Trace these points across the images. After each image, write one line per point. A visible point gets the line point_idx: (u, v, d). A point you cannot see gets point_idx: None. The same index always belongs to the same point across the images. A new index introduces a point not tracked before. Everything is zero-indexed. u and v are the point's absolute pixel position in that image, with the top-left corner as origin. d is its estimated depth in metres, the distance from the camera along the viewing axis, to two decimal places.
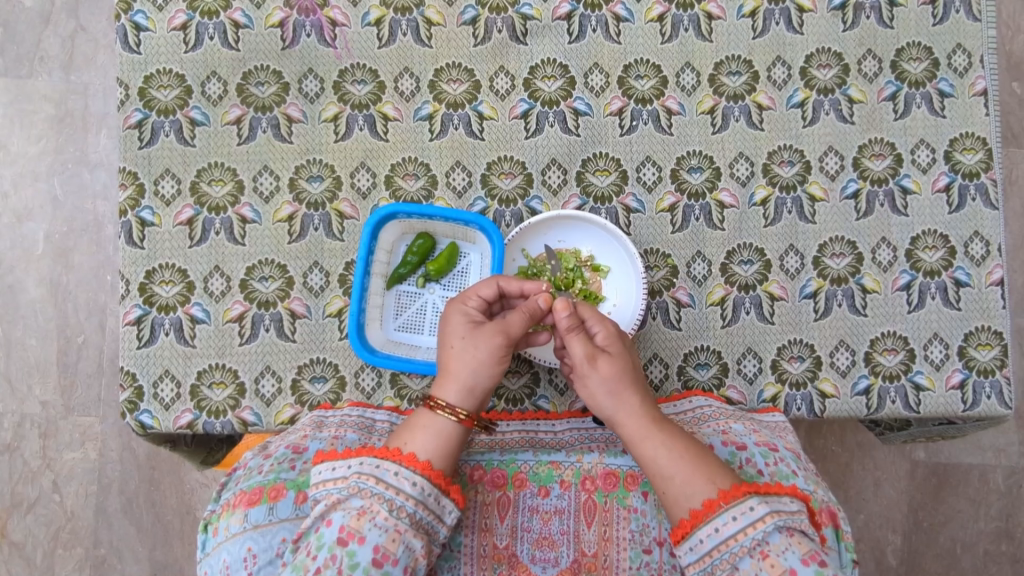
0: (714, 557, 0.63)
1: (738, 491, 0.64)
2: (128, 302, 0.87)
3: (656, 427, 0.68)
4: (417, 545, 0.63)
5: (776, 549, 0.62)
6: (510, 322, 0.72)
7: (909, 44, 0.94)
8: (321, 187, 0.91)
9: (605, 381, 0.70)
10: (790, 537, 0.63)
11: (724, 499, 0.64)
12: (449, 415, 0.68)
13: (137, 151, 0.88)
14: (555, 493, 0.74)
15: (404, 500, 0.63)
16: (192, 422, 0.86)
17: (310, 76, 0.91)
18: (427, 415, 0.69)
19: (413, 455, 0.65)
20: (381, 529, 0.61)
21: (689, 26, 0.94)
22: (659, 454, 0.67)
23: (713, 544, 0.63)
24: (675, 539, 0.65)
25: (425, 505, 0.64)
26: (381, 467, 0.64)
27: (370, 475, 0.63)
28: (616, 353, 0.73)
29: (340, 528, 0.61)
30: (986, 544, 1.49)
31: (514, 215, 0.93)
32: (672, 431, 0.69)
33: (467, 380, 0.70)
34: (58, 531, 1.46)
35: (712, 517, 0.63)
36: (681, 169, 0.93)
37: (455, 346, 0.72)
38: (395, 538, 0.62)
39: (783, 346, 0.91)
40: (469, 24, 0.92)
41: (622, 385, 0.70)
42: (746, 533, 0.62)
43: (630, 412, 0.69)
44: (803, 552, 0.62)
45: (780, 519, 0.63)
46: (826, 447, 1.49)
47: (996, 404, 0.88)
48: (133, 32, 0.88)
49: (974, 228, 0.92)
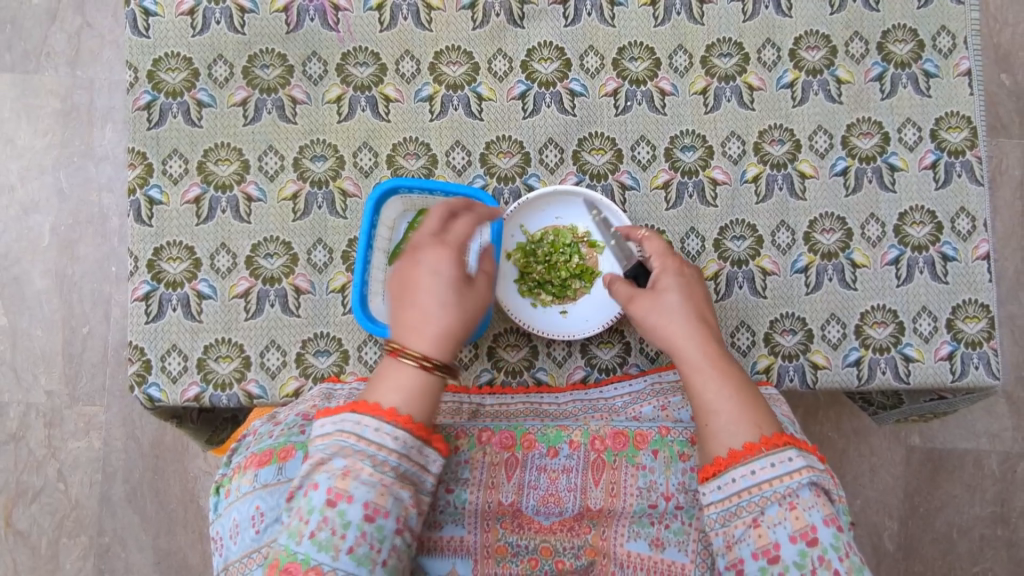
0: (741, 498, 0.66)
1: (780, 440, 0.67)
2: (137, 278, 0.90)
3: (712, 363, 0.73)
4: (406, 496, 0.65)
5: (804, 503, 0.65)
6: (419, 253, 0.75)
7: (895, 26, 0.97)
8: (324, 166, 0.93)
9: (656, 312, 0.77)
10: (817, 496, 0.66)
11: (765, 444, 0.67)
12: (416, 362, 0.69)
13: (146, 132, 0.91)
14: (564, 453, 0.76)
15: (387, 453, 0.65)
16: (199, 395, 0.88)
17: (313, 59, 0.94)
18: (390, 362, 0.70)
19: (394, 409, 0.67)
20: (368, 486, 0.64)
21: (681, 10, 0.97)
22: (709, 388, 0.71)
23: (745, 484, 0.66)
24: (703, 477, 0.68)
25: (410, 457, 0.66)
26: (362, 423, 0.65)
27: (351, 434, 0.65)
28: (671, 287, 0.78)
29: (327, 491, 0.63)
30: (982, 529, 1.51)
31: (512, 192, 0.95)
32: (725, 367, 0.73)
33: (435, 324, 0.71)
34: (63, 519, 1.47)
35: (750, 459, 0.66)
36: (674, 148, 0.95)
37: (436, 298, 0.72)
38: (382, 492, 0.64)
39: (775, 319, 0.93)
40: (468, 9, 0.95)
41: (675, 316, 0.76)
42: (781, 480, 0.65)
43: (687, 343, 0.74)
44: (826, 512, 0.65)
45: (814, 476, 0.66)
46: (822, 433, 1.51)
47: (984, 374, 0.91)
48: (142, 16, 0.91)
49: (959, 205, 0.94)
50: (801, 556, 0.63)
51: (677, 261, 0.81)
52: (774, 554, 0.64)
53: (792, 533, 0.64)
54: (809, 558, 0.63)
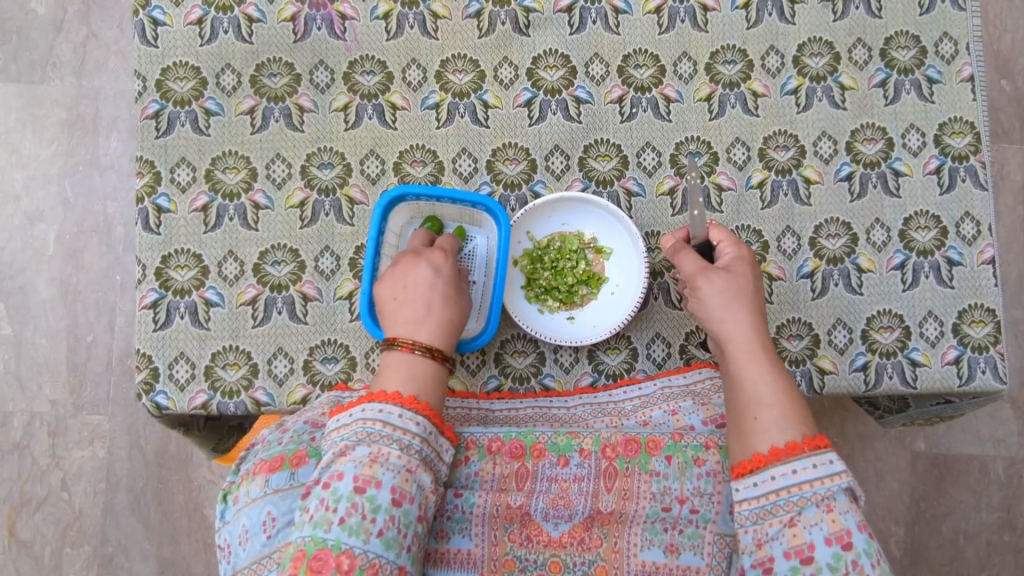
0: (778, 498, 0.66)
1: (822, 442, 0.68)
2: (144, 286, 0.90)
3: (763, 358, 0.74)
4: (427, 482, 0.67)
5: (841, 507, 0.65)
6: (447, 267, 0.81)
7: (898, 33, 0.98)
8: (331, 173, 0.94)
9: (719, 297, 0.77)
10: (850, 501, 0.67)
11: (808, 445, 0.68)
12: (424, 353, 0.74)
13: (154, 141, 0.92)
14: (574, 462, 0.76)
15: (411, 438, 0.68)
16: (207, 403, 0.88)
17: (320, 68, 0.94)
18: (403, 355, 0.74)
19: (413, 397, 0.70)
20: (394, 471, 0.65)
21: (685, 17, 0.97)
22: (764, 380, 0.72)
23: (784, 483, 0.67)
24: (739, 472, 0.69)
25: (429, 442, 0.69)
26: (385, 411, 0.68)
27: (374, 420, 0.68)
28: (740, 275, 0.78)
29: (355, 479, 0.64)
30: (989, 535, 1.50)
31: (519, 199, 0.96)
32: (778, 367, 0.74)
33: (442, 317, 0.78)
34: (66, 529, 1.47)
35: (792, 458, 0.67)
36: (679, 154, 0.96)
37: (427, 289, 0.78)
38: (408, 478, 0.66)
39: (782, 324, 0.94)
40: (474, 17, 0.96)
41: (737, 305, 0.76)
42: (821, 482, 0.66)
43: (741, 336, 0.75)
44: (860, 518, 0.66)
45: (853, 480, 0.67)
46: (828, 439, 1.50)
47: (991, 379, 0.90)
48: (151, 26, 0.92)
49: (964, 209, 0.95)
50: (835, 559, 0.64)
51: (751, 252, 0.82)
52: (807, 554, 0.64)
53: (827, 535, 0.65)
54: (843, 561, 0.64)
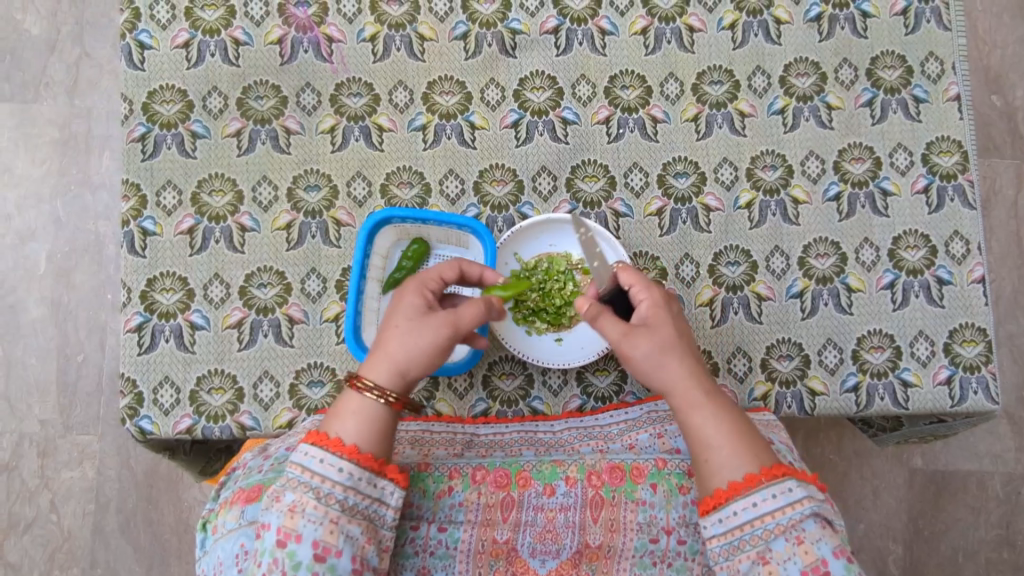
0: (743, 532, 0.65)
1: (780, 470, 0.66)
2: (129, 310, 0.89)
3: (706, 397, 0.70)
4: (357, 533, 0.64)
5: (811, 537, 0.64)
6: (461, 314, 0.71)
7: (884, 53, 0.98)
8: (318, 196, 0.93)
9: (648, 358, 0.72)
10: (822, 527, 0.65)
11: (765, 475, 0.66)
12: (375, 396, 0.69)
13: (140, 164, 0.91)
14: (560, 491, 0.75)
15: (331, 487, 0.64)
16: (191, 428, 0.87)
17: (307, 90, 0.94)
18: (353, 396, 0.69)
19: (355, 447, 0.66)
20: (314, 523, 0.63)
21: (671, 38, 0.98)
22: (708, 423, 0.69)
23: (747, 518, 0.65)
24: (705, 509, 0.67)
25: (357, 490, 0.65)
26: (308, 455, 0.65)
27: (295, 466, 0.65)
28: (664, 324, 0.73)
29: (277, 530, 0.63)
30: (988, 552, 1.48)
31: (506, 220, 0.95)
32: (721, 403, 0.70)
33: (402, 364, 0.70)
34: (55, 551, 1.45)
35: (751, 491, 0.65)
36: (667, 175, 0.96)
37: (400, 327, 0.71)
38: (331, 530, 0.63)
39: (772, 345, 0.93)
40: (460, 39, 0.96)
41: (669, 357, 0.71)
42: (784, 512, 0.64)
43: (680, 381, 0.71)
44: (834, 544, 0.63)
45: (817, 505, 0.65)
46: (823, 456, 1.49)
47: (983, 400, 0.90)
48: (138, 50, 0.92)
49: (953, 228, 0.94)
50: None
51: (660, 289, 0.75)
52: None
53: (803, 568, 0.63)
54: None
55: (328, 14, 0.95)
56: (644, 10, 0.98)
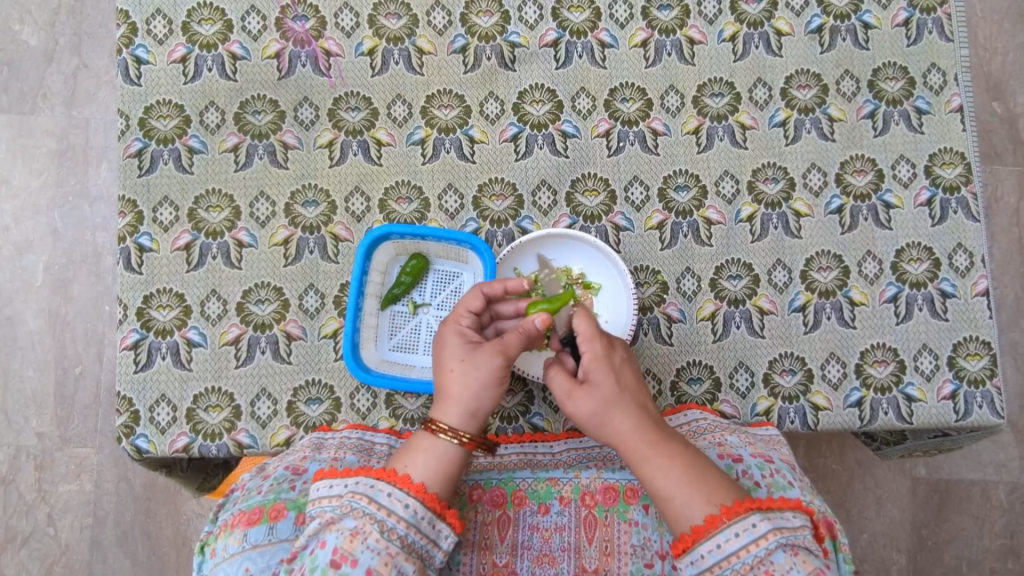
0: (715, 574, 0.64)
1: (741, 507, 0.65)
2: (125, 326, 0.88)
3: (653, 446, 0.69)
4: (409, 570, 0.63)
5: (780, 569, 0.63)
6: (507, 343, 0.72)
7: (885, 64, 0.97)
8: (316, 211, 0.93)
9: (593, 414, 0.72)
10: (794, 556, 0.64)
11: (726, 515, 0.64)
12: (451, 438, 0.69)
13: (137, 179, 0.91)
14: (555, 510, 0.75)
15: (396, 522, 0.64)
16: (188, 446, 0.86)
17: (305, 104, 0.94)
18: (428, 438, 0.69)
19: (422, 485, 0.66)
20: (373, 552, 0.62)
21: (672, 50, 0.97)
22: (655, 474, 0.68)
23: (715, 560, 0.64)
24: (675, 553, 0.66)
25: (418, 528, 0.65)
26: (376, 487, 0.65)
27: (363, 495, 0.65)
28: (606, 376, 0.73)
29: (333, 550, 0.62)
30: (992, 562, 1.47)
31: (506, 235, 0.95)
32: (670, 453, 0.69)
33: (470, 402, 0.71)
34: (52, 565, 1.44)
35: (713, 533, 0.64)
36: (668, 188, 0.95)
37: (454, 367, 0.73)
38: (386, 561, 0.62)
39: (774, 359, 0.92)
40: (459, 52, 0.96)
41: (614, 411, 0.71)
42: (749, 550, 0.63)
43: (624, 435, 0.70)
44: (808, 571, 0.63)
45: (782, 537, 0.64)
46: (826, 465, 1.48)
47: (988, 414, 0.89)
48: (134, 65, 0.91)
49: (957, 240, 0.93)
50: None
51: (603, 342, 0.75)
52: None
53: None
54: None
55: (326, 28, 0.95)
56: (644, 22, 0.97)
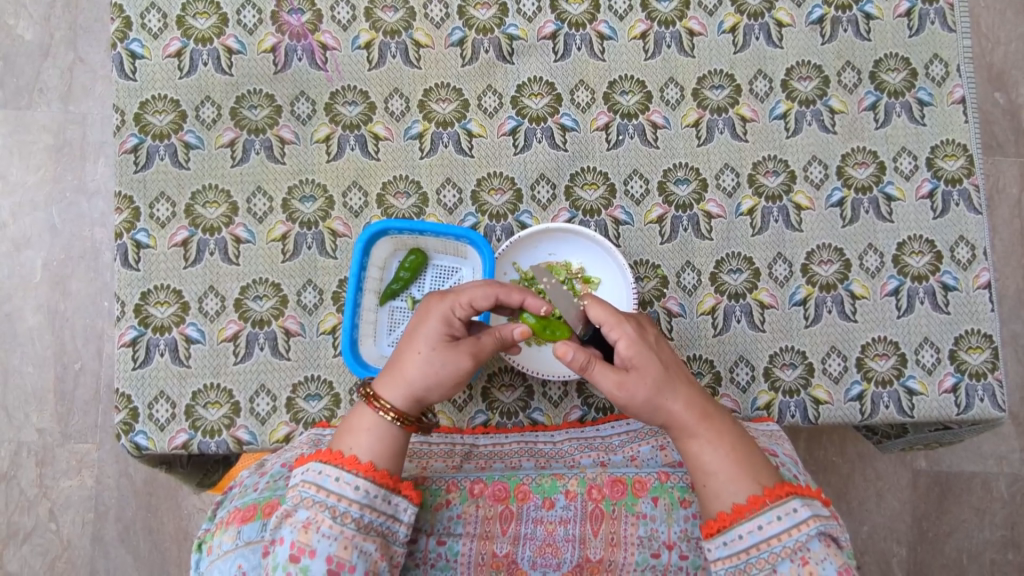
0: (749, 555, 0.65)
1: (782, 490, 0.66)
2: (123, 324, 0.88)
3: (703, 423, 0.69)
4: (371, 549, 0.64)
5: (816, 557, 0.63)
6: (482, 347, 0.71)
7: (887, 55, 0.96)
8: (313, 206, 0.92)
9: (640, 401, 0.70)
10: (827, 547, 0.64)
11: (769, 496, 0.66)
12: (390, 419, 0.69)
13: (132, 175, 0.90)
14: (560, 504, 0.74)
15: (348, 505, 0.65)
16: (187, 443, 0.86)
17: (301, 99, 0.93)
18: (370, 415, 0.70)
19: (370, 464, 0.67)
20: (330, 539, 0.63)
21: (671, 43, 0.96)
22: (705, 451, 0.69)
23: (752, 541, 0.65)
24: (708, 533, 0.66)
25: (372, 507, 0.65)
26: (324, 473, 0.66)
27: (311, 484, 0.65)
28: (650, 360, 0.70)
29: (291, 545, 0.63)
30: (992, 554, 1.47)
31: (504, 229, 0.94)
32: (717, 427, 0.70)
33: (418, 390, 0.71)
34: (54, 560, 1.44)
35: (756, 514, 0.65)
36: (668, 181, 0.94)
37: (421, 353, 0.71)
38: (346, 545, 0.63)
39: (774, 354, 0.91)
40: (457, 45, 0.95)
41: (663, 396, 0.69)
42: (788, 534, 0.64)
43: (675, 415, 0.70)
44: (840, 563, 0.63)
45: (822, 525, 0.64)
46: (827, 458, 1.48)
47: (990, 407, 0.88)
48: (129, 60, 0.91)
49: (959, 233, 0.93)
50: None
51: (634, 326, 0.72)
52: None
53: None
54: None
55: (322, 21, 0.94)
56: (643, 13, 0.96)
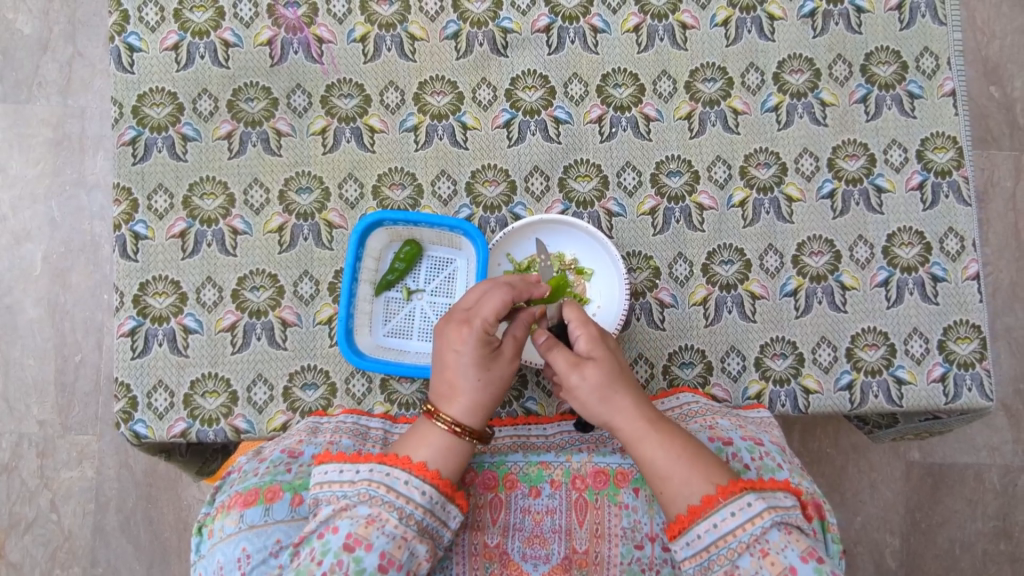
0: (710, 553, 0.66)
1: (736, 487, 0.67)
2: (122, 314, 0.89)
3: (651, 428, 0.71)
4: (421, 551, 0.67)
5: (776, 547, 0.65)
6: (519, 343, 0.77)
7: (878, 48, 0.97)
8: (310, 198, 0.93)
9: (594, 389, 0.72)
10: (787, 534, 0.66)
11: (722, 495, 0.66)
12: (473, 440, 0.72)
13: (131, 167, 0.91)
14: (546, 493, 0.76)
15: (413, 508, 0.66)
16: (186, 431, 0.87)
17: (298, 92, 0.94)
18: (449, 439, 0.71)
19: (437, 472, 0.68)
20: (388, 537, 0.65)
21: (664, 36, 0.97)
22: (656, 454, 0.69)
23: (710, 539, 0.66)
24: (670, 535, 0.67)
25: (433, 512, 0.68)
26: (392, 475, 0.67)
27: (380, 483, 0.67)
28: (606, 357, 0.74)
29: (347, 536, 0.64)
30: (984, 544, 1.49)
31: (499, 221, 0.95)
32: (668, 430, 0.71)
33: (489, 407, 0.74)
34: (56, 550, 1.46)
35: (711, 513, 0.66)
36: (660, 173, 0.95)
37: (480, 375, 0.73)
38: (401, 545, 0.65)
39: (765, 343, 0.93)
40: (451, 38, 0.96)
41: (613, 393, 0.72)
42: (744, 528, 0.65)
43: (624, 416, 0.71)
44: (802, 549, 0.65)
45: (777, 515, 0.66)
46: (820, 450, 1.49)
47: (978, 397, 0.89)
48: (127, 53, 0.92)
49: (948, 225, 0.94)
50: None
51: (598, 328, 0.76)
52: None
53: None
54: None
55: (318, 14, 0.95)
56: (636, 7, 0.97)
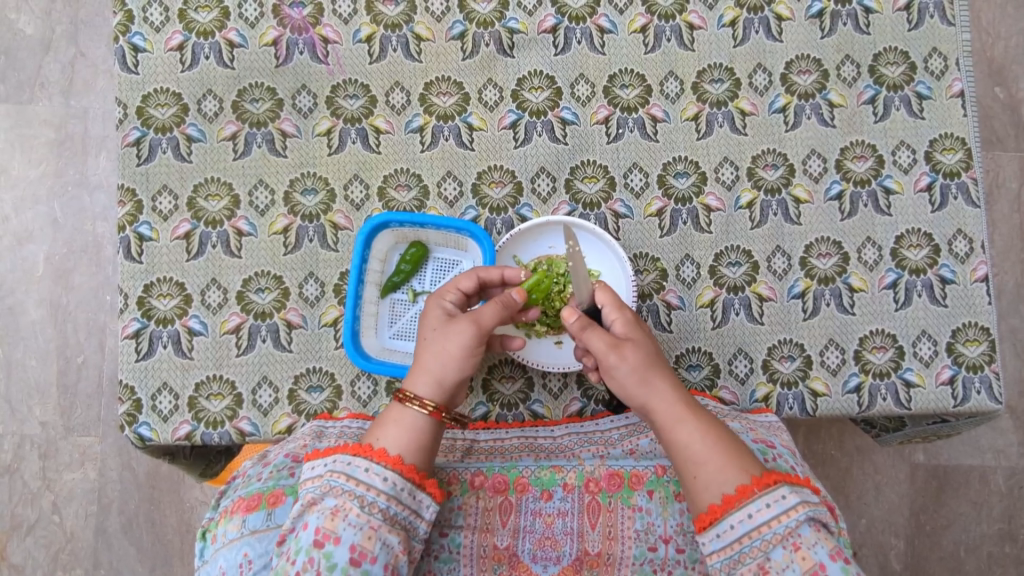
0: (743, 544, 0.64)
1: (770, 479, 0.66)
2: (126, 316, 0.88)
3: (689, 413, 0.70)
4: (394, 542, 0.64)
5: (807, 542, 0.63)
6: (482, 313, 0.74)
7: (886, 49, 0.97)
8: (315, 199, 0.93)
9: (633, 370, 0.73)
10: (818, 532, 0.65)
11: (757, 485, 0.66)
12: (417, 406, 0.70)
13: (135, 168, 0.91)
14: (558, 496, 0.75)
15: (375, 496, 0.64)
16: (190, 434, 0.87)
17: (303, 92, 0.93)
18: (397, 408, 0.70)
19: (399, 457, 0.67)
20: (355, 528, 0.63)
21: (671, 36, 0.96)
22: (694, 438, 0.69)
23: (744, 530, 0.64)
24: (701, 526, 0.66)
25: (399, 499, 0.65)
26: (353, 464, 0.66)
27: (341, 473, 0.65)
28: (640, 345, 0.75)
29: (316, 531, 0.63)
30: (990, 546, 1.48)
31: (505, 223, 0.95)
32: (706, 419, 0.70)
33: (437, 371, 0.72)
34: (58, 552, 1.45)
35: (745, 502, 0.65)
36: (667, 175, 0.95)
37: (427, 336, 0.75)
38: (370, 536, 0.63)
39: (773, 346, 0.92)
40: (457, 39, 0.95)
41: (650, 377, 0.73)
42: (779, 520, 0.64)
43: (660, 400, 0.71)
44: (831, 547, 0.63)
45: (811, 511, 0.65)
46: (825, 452, 1.49)
47: (986, 399, 0.89)
48: (131, 53, 0.91)
49: (957, 226, 0.93)
50: None
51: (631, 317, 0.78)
52: None
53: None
54: None
55: (323, 14, 0.94)
56: (643, 7, 0.96)
